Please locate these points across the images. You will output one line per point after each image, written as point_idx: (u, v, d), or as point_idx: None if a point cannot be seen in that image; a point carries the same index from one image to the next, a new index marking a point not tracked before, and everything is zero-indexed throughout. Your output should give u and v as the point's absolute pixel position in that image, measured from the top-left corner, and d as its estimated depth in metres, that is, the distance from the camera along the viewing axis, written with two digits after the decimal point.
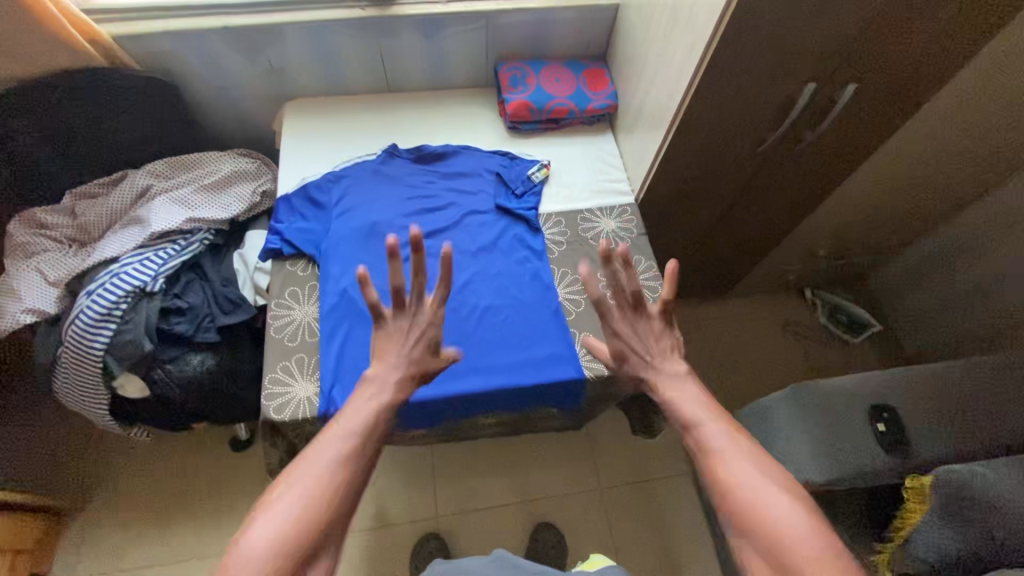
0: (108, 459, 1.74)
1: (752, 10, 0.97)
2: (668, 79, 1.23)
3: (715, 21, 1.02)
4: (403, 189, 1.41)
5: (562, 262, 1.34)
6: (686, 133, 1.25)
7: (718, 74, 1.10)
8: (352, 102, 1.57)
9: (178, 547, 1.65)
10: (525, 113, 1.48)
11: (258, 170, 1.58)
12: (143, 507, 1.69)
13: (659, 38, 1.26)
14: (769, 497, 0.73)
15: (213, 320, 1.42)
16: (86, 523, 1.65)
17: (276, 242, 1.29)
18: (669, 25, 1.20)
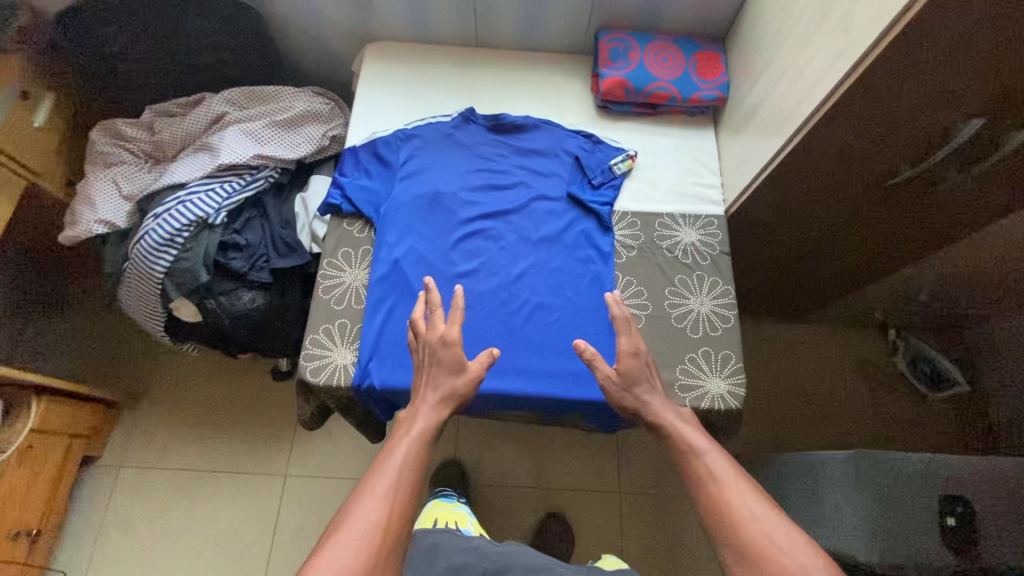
0: (163, 363, 1.85)
1: (932, 24, 0.78)
2: (799, 84, 1.05)
3: (888, 23, 0.83)
4: (472, 160, 1.32)
5: (629, 270, 1.22)
6: (803, 151, 1.07)
7: (860, 93, 0.92)
8: (435, 53, 1.45)
9: (212, 460, 1.76)
10: (619, 92, 1.33)
11: (331, 111, 1.51)
12: (188, 417, 1.80)
13: (799, 31, 1.06)
14: (739, 495, 0.92)
15: (267, 260, 1.42)
16: (138, 417, 1.79)
17: (337, 197, 1.25)
18: (817, 19, 1.00)
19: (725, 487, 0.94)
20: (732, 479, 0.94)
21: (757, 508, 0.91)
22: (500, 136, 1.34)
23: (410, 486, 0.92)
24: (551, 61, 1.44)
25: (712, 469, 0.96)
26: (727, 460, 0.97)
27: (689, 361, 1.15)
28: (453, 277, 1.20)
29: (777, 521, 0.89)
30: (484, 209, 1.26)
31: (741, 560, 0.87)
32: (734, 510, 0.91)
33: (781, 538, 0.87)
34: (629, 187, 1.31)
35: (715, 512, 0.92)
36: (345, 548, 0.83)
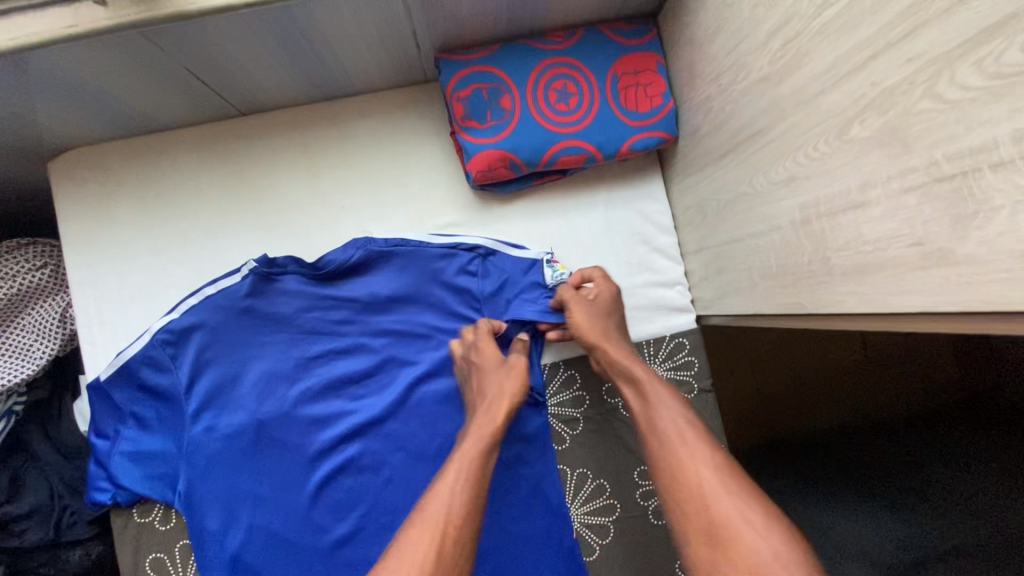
0: None
1: None
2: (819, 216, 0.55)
3: None
4: (298, 340, 0.82)
5: (581, 458, 0.85)
6: None
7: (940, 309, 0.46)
8: (170, 150, 0.82)
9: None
10: (500, 171, 0.77)
11: (55, 275, 0.94)
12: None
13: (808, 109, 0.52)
14: (701, 458, 0.62)
15: (77, 513, 0.98)
16: None
17: (103, 484, 0.78)
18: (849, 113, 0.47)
19: (690, 449, 0.63)
20: (685, 441, 0.64)
21: (713, 475, 0.60)
22: (332, 292, 0.82)
23: (464, 506, 0.63)
24: (376, 114, 0.84)
25: (673, 426, 0.66)
26: (694, 420, 0.66)
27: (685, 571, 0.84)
28: (328, 551, 0.80)
29: (746, 494, 0.58)
30: (343, 429, 0.81)
31: (707, 544, 0.57)
32: (688, 479, 0.60)
33: (744, 517, 0.56)
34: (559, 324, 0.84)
35: (671, 484, 0.61)
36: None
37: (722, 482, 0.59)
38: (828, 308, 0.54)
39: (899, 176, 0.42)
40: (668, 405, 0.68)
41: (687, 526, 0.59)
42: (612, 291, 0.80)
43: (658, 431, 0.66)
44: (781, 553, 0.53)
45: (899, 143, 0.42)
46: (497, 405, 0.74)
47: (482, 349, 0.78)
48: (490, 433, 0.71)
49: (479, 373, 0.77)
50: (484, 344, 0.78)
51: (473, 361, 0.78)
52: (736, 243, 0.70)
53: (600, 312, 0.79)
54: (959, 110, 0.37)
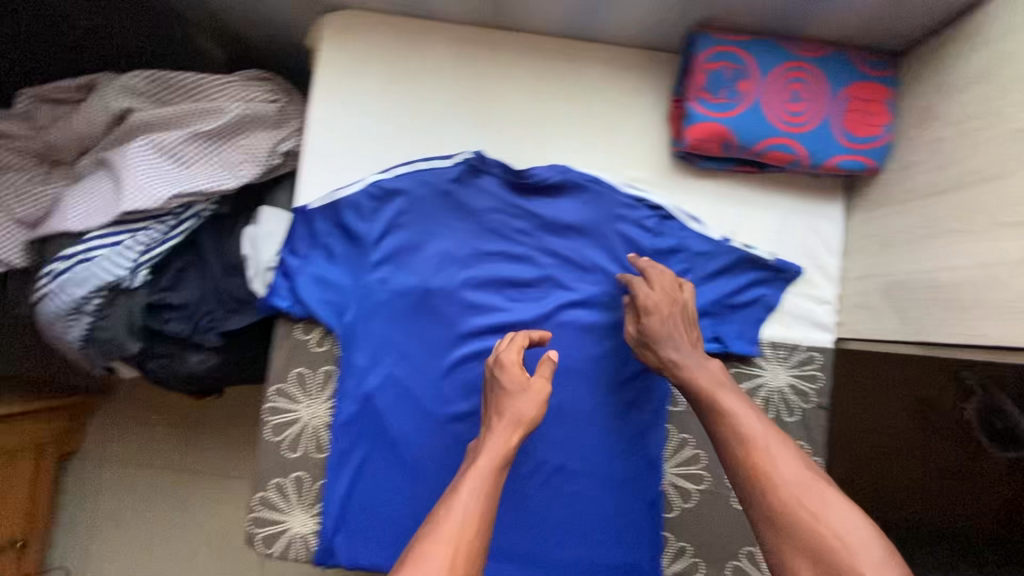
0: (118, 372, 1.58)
1: None
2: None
3: None
4: (478, 234, 0.91)
5: (687, 425, 0.90)
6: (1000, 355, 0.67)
7: None
8: (429, 35, 0.92)
9: (185, 458, 1.63)
10: (713, 147, 0.84)
11: (282, 112, 1.05)
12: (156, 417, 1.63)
13: None
14: (771, 452, 0.69)
15: (214, 322, 1.09)
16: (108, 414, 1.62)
17: (283, 293, 0.88)
18: None
19: (752, 447, 0.70)
20: (758, 435, 0.71)
21: (790, 471, 0.68)
22: (521, 201, 0.90)
23: (478, 521, 0.67)
24: (613, 63, 0.92)
25: (755, 424, 0.72)
26: (766, 419, 0.73)
27: (744, 555, 0.89)
28: (446, 420, 0.88)
29: (812, 488, 0.66)
30: (492, 322, 0.90)
31: (769, 523, 0.66)
32: (761, 471, 0.68)
33: (816, 504, 0.64)
34: (710, 300, 0.89)
35: (745, 482, 0.69)
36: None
37: (792, 476, 0.67)
38: None
39: None
40: (720, 401, 0.75)
41: (756, 508, 0.68)
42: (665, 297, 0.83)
43: (725, 419, 0.73)
44: (840, 533, 0.62)
45: None
46: (516, 426, 0.77)
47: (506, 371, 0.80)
48: (502, 449, 0.74)
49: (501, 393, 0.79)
50: (510, 361, 0.80)
51: (499, 379, 0.80)
52: (921, 275, 0.77)
53: (681, 323, 0.83)
54: None
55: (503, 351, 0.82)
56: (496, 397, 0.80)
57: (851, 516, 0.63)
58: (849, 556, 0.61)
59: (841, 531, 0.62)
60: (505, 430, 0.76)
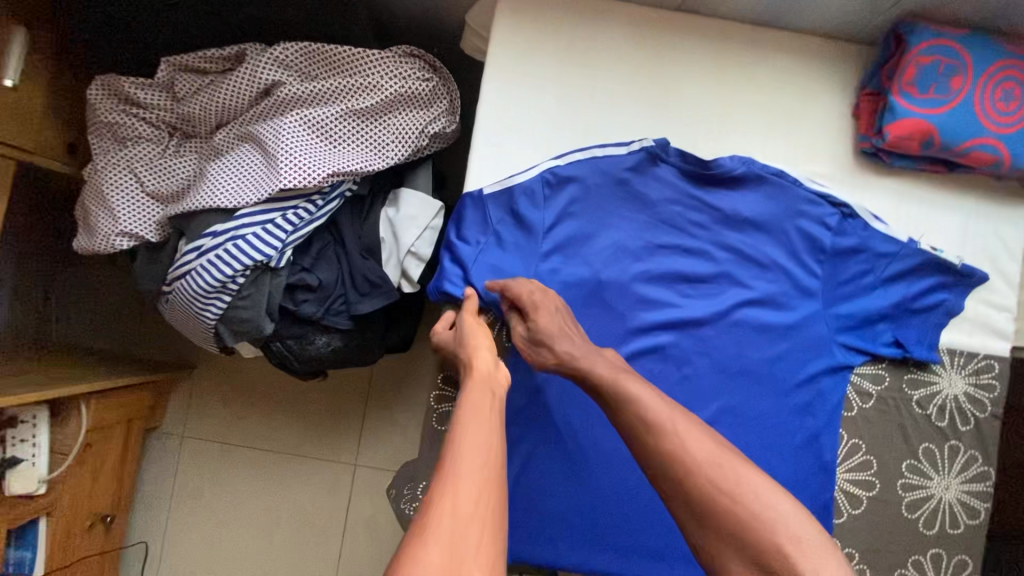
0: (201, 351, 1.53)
1: None
2: None
3: None
4: (652, 225, 0.88)
5: (860, 430, 0.87)
6: None
7: None
8: (610, 17, 0.89)
9: (265, 443, 1.53)
10: (912, 144, 0.82)
11: (433, 91, 1.01)
12: (236, 399, 1.54)
13: None
14: (688, 439, 0.66)
15: (347, 305, 1.07)
16: (183, 398, 1.55)
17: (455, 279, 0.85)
18: None
19: (667, 429, 0.66)
20: (670, 417, 0.67)
21: (702, 455, 0.64)
22: (701, 193, 0.87)
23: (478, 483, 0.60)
24: (797, 55, 0.89)
25: (656, 406, 0.68)
26: (662, 395, 0.70)
27: (913, 565, 0.87)
28: None
29: (710, 465, 0.64)
30: (665, 317, 0.87)
31: (695, 517, 0.64)
32: (672, 453, 0.65)
33: (733, 484, 0.62)
34: (892, 302, 0.86)
35: (677, 472, 0.65)
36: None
37: (699, 457, 0.64)
38: None
39: None
40: (648, 391, 0.70)
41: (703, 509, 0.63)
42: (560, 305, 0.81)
43: (631, 403, 0.70)
44: (798, 535, 0.59)
45: None
46: (485, 387, 0.71)
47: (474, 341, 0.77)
48: (486, 413, 0.67)
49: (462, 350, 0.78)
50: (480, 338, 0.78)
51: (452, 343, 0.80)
52: None
53: (567, 326, 0.79)
54: None
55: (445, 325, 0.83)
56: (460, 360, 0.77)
57: (781, 502, 0.62)
58: (770, 535, 0.60)
59: (760, 508, 0.61)
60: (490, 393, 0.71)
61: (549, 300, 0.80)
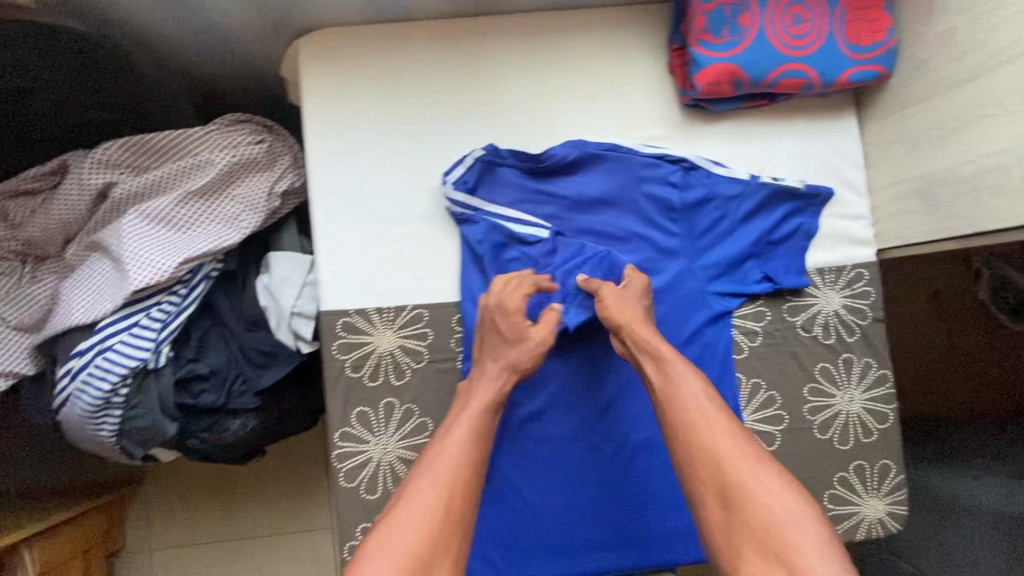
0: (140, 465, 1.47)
1: None
2: None
3: None
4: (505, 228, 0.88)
5: (756, 369, 0.89)
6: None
7: None
8: (413, 38, 0.88)
9: (236, 530, 1.49)
10: (724, 88, 0.83)
11: (270, 151, 0.99)
12: (192, 499, 1.49)
13: None
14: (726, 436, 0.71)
15: (247, 381, 1.05)
16: (136, 515, 1.48)
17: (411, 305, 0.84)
18: None
19: (714, 427, 0.72)
20: (713, 414, 0.73)
21: (736, 453, 0.70)
22: (542, 186, 0.88)
23: (467, 465, 0.71)
24: (601, 27, 0.90)
25: (693, 400, 0.74)
26: (711, 394, 0.75)
27: (840, 484, 0.89)
28: (519, 423, 0.87)
29: (748, 461, 0.69)
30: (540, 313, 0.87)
31: (721, 505, 0.69)
32: (716, 452, 0.70)
33: (758, 477, 0.68)
34: (752, 240, 0.88)
35: (716, 465, 0.70)
36: (403, 534, 0.65)
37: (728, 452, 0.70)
38: None
39: None
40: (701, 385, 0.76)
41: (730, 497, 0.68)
42: (643, 281, 0.84)
43: (678, 394, 0.75)
44: (792, 521, 0.65)
45: None
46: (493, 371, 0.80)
47: (506, 314, 0.80)
48: (494, 395, 0.78)
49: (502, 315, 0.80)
50: (513, 306, 0.80)
51: (493, 320, 0.80)
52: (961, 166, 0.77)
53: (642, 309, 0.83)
54: None
55: (502, 293, 0.81)
56: (486, 341, 0.81)
57: (787, 498, 0.66)
58: (774, 521, 0.65)
59: (774, 501, 0.66)
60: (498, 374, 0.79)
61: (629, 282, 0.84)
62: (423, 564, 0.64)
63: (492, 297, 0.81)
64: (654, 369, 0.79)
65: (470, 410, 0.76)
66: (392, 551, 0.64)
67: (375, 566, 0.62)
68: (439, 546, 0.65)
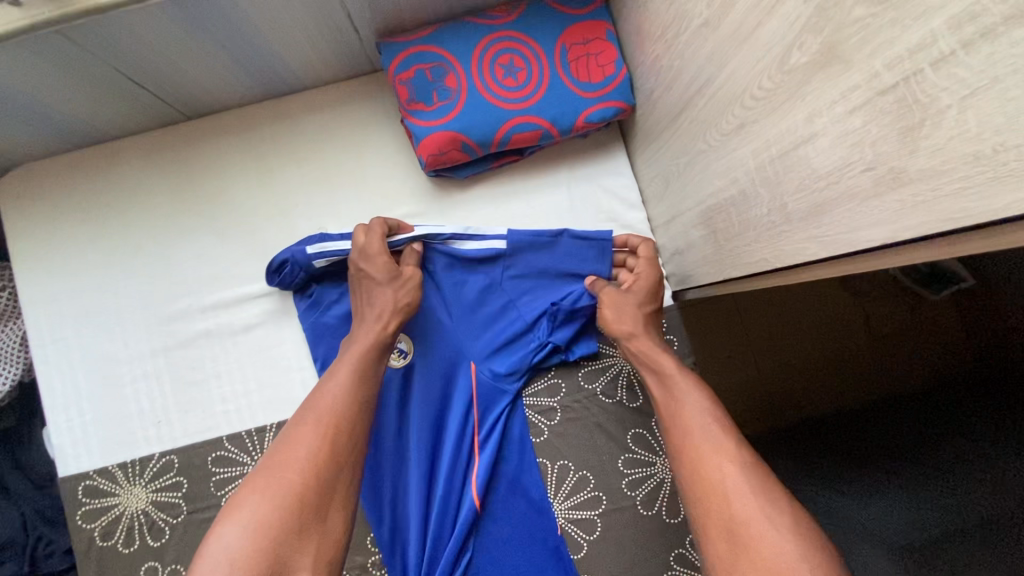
0: None
1: None
2: (750, 169, 0.52)
3: (990, 203, 0.30)
4: (258, 347, 0.80)
5: (561, 449, 0.80)
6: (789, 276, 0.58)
7: None
8: (120, 159, 0.81)
9: None
10: (452, 155, 0.75)
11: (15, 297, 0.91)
12: None
13: (733, 59, 0.50)
14: (733, 457, 0.58)
15: (50, 544, 0.95)
16: None
17: (165, 446, 0.77)
18: (765, 56, 0.45)
19: (721, 445, 0.59)
20: (718, 429, 0.61)
21: (743, 477, 0.56)
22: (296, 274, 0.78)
23: (349, 406, 0.63)
24: (327, 107, 0.82)
25: (698, 415, 0.63)
26: (720, 412, 0.63)
27: (679, 562, 0.78)
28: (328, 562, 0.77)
29: (768, 490, 0.55)
30: None
31: (728, 542, 0.54)
32: (724, 471, 0.57)
33: (772, 513, 0.53)
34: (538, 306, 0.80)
35: (720, 489, 0.56)
36: (264, 486, 0.56)
37: (730, 481, 0.56)
38: (790, 259, 0.50)
39: (842, 98, 0.38)
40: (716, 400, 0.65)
41: (741, 528, 0.53)
42: (650, 275, 0.77)
43: (691, 408, 0.64)
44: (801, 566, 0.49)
45: (839, 63, 0.38)
46: (373, 309, 0.71)
47: (372, 258, 0.72)
48: (380, 337, 0.70)
49: (378, 258, 0.73)
50: (376, 250, 0.73)
51: (367, 268, 0.73)
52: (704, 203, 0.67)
53: (648, 307, 0.76)
54: (895, 8, 0.32)
55: (373, 241, 0.73)
56: (365, 290, 0.73)
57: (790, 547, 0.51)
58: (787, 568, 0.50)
59: (789, 545, 0.51)
60: (375, 318, 0.71)
61: (644, 266, 0.77)
62: (286, 528, 0.54)
63: (369, 249, 0.72)
64: (659, 383, 0.68)
65: (353, 351, 0.68)
66: (264, 492, 0.55)
67: (248, 509, 0.54)
68: (324, 483, 0.58)
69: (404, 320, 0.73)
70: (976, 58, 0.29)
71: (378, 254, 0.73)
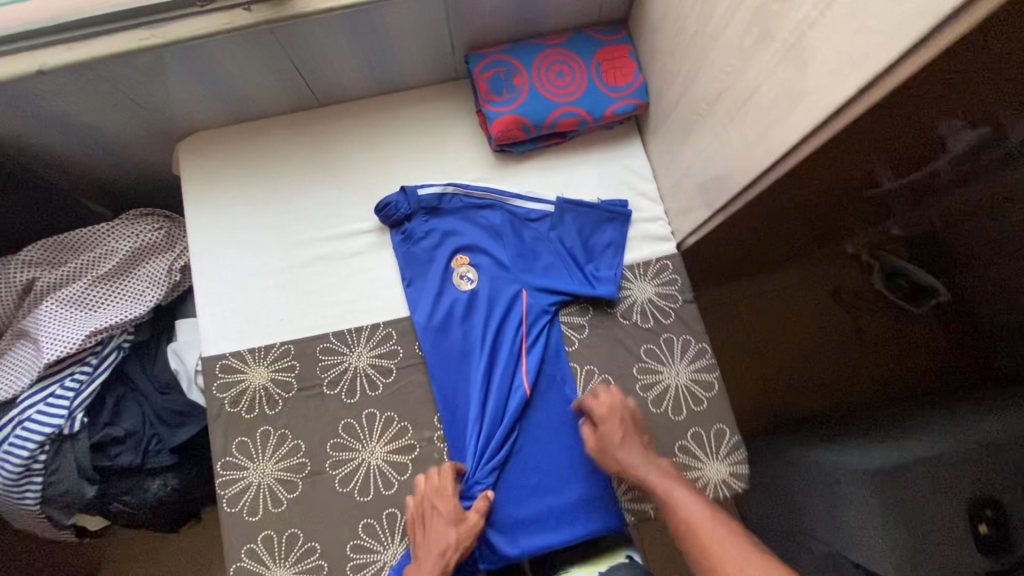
0: None
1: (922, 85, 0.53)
2: (727, 120, 0.79)
3: (845, 93, 0.56)
4: (361, 268, 1.05)
5: (588, 357, 1.02)
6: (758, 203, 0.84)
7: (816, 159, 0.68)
8: (271, 130, 1.10)
9: None
10: (515, 132, 1.03)
11: (168, 235, 1.18)
12: None
13: (713, 50, 0.78)
14: (722, 538, 0.78)
15: (160, 441, 1.14)
16: None
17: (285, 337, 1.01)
18: (731, 41, 0.73)
19: (704, 532, 0.79)
20: (701, 519, 0.81)
21: (735, 552, 0.76)
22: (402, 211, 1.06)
23: None
24: (422, 101, 1.12)
25: (687, 513, 0.82)
26: (699, 501, 0.84)
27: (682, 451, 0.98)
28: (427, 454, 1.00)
29: (752, 560, 0.74)
30: (393, 331, 1.01)
31: None
32: (712, 553, 0.77)
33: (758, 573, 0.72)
34: (577, 245, 1.05)
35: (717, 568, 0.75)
36: None
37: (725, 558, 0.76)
38: (752, 175, 0.76)
39: (772, 55, 0.65)
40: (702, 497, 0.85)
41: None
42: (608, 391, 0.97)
43: (684, 505, 0.83)
44: None
45: (768, 36, 0.65)
46: (433, 548, 0.87)
47: (442, 502, 0.90)
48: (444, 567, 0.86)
49: (441, 505, 0.90)
50: (447, 493, 0.91)
51: (433, 509, 0.90)
52: None
53: (630, 429, 0.94)
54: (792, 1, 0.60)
55: (435, 486, 0.92)
56: (426, 529, 0.89)
57: None
58: None
59: None
60: (438, 556, 0.87)
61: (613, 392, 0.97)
62: None
63: (434, 491, 0.91)
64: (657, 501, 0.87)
65: None
66: None
67: None
68: None
69: (461, 555, 0.89)
70: (828, 18, 0.56)
71: (441, 499, 0.90)
